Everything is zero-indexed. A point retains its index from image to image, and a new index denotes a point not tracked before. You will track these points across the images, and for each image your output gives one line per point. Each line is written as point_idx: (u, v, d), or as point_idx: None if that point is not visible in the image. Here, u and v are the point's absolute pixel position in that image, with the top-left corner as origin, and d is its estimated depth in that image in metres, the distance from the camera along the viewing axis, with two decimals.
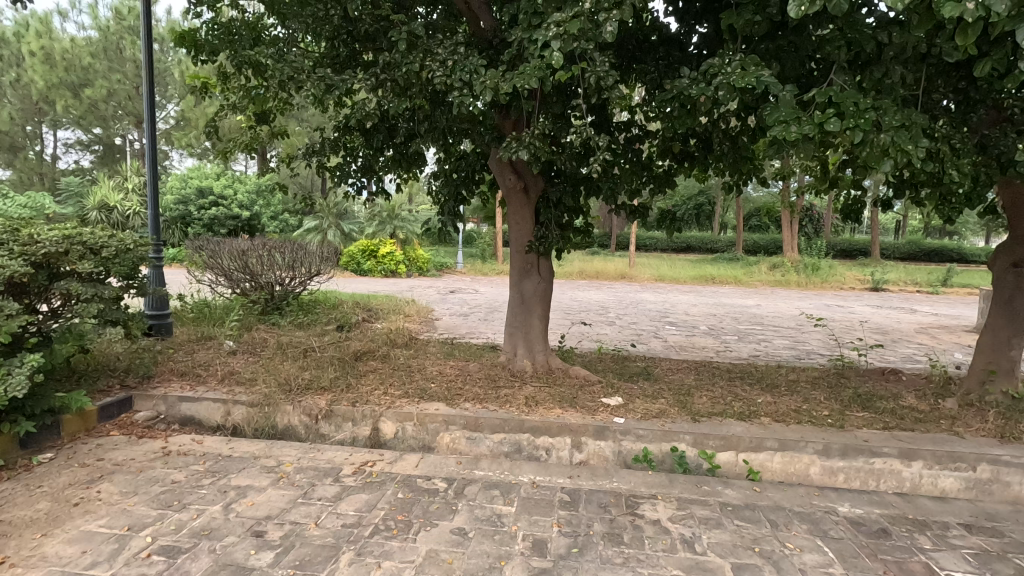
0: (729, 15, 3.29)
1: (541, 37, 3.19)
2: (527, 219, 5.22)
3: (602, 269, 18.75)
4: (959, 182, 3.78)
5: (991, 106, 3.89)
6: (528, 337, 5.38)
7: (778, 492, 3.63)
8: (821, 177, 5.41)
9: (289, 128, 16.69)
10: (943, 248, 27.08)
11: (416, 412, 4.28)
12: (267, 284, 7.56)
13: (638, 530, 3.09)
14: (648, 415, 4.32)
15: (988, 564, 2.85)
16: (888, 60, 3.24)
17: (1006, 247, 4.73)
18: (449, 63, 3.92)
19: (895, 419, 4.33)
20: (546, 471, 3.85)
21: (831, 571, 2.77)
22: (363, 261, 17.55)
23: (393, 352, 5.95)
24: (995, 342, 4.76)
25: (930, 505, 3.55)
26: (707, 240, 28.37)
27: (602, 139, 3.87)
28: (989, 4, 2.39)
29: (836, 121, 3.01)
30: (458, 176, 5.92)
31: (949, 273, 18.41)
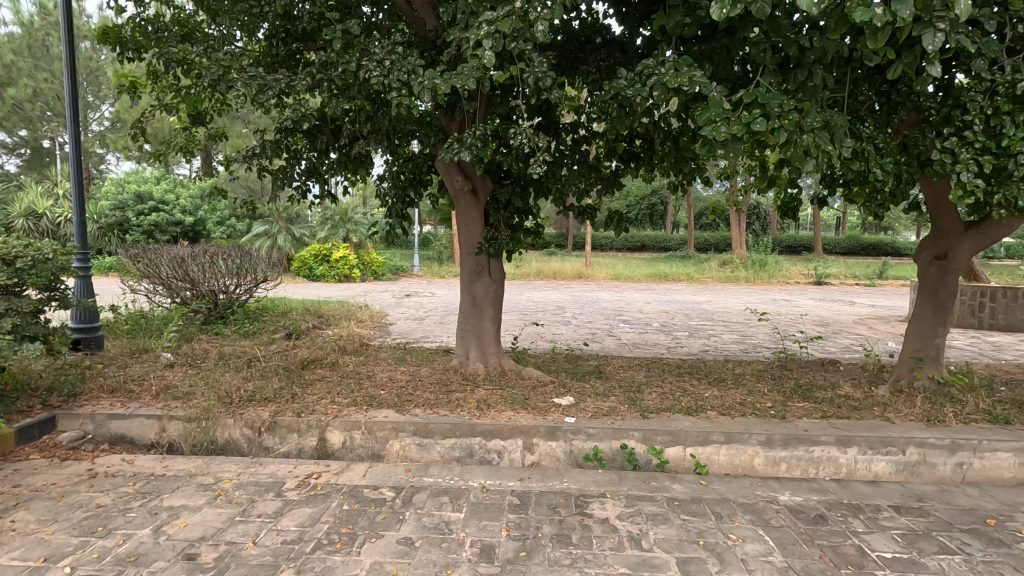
0: (661, 17, 3.35)
1: (473, 36, 3.15)
2: (476, 220, 5.18)
3: (560, 269, 18.95)
4: (884, 180, 3.97)
5: (912, 108, 4.10)
6: (480, 340, 5.35)
7: (723, 485, 3.72)
8: (762, 176, 5.59)
9: (233, 129, 16.10)
10: (879, 244, 28.54)
11: (364, 420, 4.17)
12: (209, 292, 7.26)
13: (586, 530, 3.10)
14: (599, 414, 4.34)
15: (915, 543, 2.99)
16: (811, 64, 3.36)
17: (929, 242, 5.01)
18: (386, 62, 3.81)
19: (832, 408, 4.51)
20: (496, 475, 3.83)
21: (771, 560, 2.84)
22: (315, 266, 17.24)
23: (342, 359, 5.80)
24: (922, 331, 5.03)
25: (864, 489, 3.71)
26: (660, 240, 29.11)
27: (542, 139, 3.87)
28: (895, 10, 2.51)
29: (762, 122, 3.11)
30: (406, 178, 5.79)
31: (884, 266, 19.38)
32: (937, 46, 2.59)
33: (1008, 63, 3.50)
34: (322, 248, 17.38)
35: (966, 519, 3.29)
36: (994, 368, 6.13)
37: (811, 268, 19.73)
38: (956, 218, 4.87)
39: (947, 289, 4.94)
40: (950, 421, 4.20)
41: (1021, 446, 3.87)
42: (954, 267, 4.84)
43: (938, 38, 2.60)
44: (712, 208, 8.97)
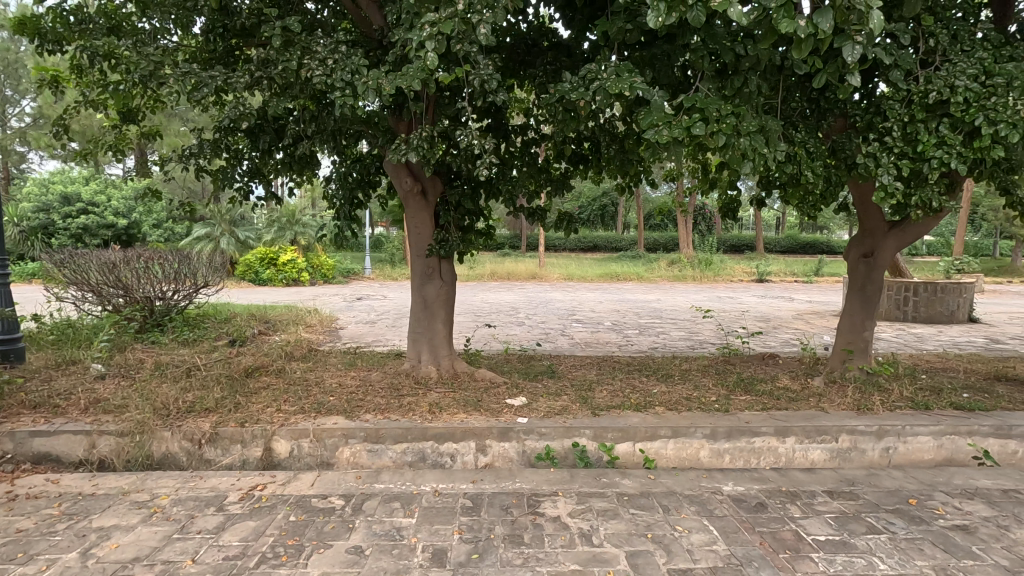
0: (604, 23, 3.42)
1: (416, 37, 3.12)
2: (426, 222, 5.13)
3: (513, 269, 19.05)
4: (815, 183, 4.19)
5: (839, 115, 4.35)
6: (433, 343, 5.30)
7: (671, 478, 3.83)
8: (704, 178, 5.80)
9: (169, 127, 15.38)
10: (815, 242, 30.10)
11: (312, 428, 4.06)
12: (143, 299, 6.88)
13: (538, 529, 3.13)
14: (551, 414, 4.38)
15: (846, 526, 3.17)
16: (745, 71, 3.50)
17: (858, 240, 5.32)
18: (328, 62, 3.72)
19: (772, 400, 4.72)
20: (449, 478, 3.81)
21: (715, 549, 2.94)
22: (261, 270, 16.73)
23: (289, 366, 5.62)
24: (853, 325, 5.34)
25: (801, 476, 3.90)
26: (612, 240, 29.73)
27: (488, 142, 3.88)
28: (817, 22, 2.67)
29: (701, 126, 3.22)
30: (354, 178, 5.66)
31: (820, 264, 20.46)
32: (855, 58, 2.76)
33: (921, 74, 3.77)
34: (269, 251, 16.86)
35: (891, 500, 3.52)
36: (917, 357, 6.58)
37: (753, 266, 20.60)
38: (880, 219, 5.19)
39: (872, 284, 5.27)
40: (878, 408, 4.47)
41: (939, 430, 4.16)
42: (879, 264, 5.15)
43: (856, 50, 2.77)
44: (659, 211, 9.21)
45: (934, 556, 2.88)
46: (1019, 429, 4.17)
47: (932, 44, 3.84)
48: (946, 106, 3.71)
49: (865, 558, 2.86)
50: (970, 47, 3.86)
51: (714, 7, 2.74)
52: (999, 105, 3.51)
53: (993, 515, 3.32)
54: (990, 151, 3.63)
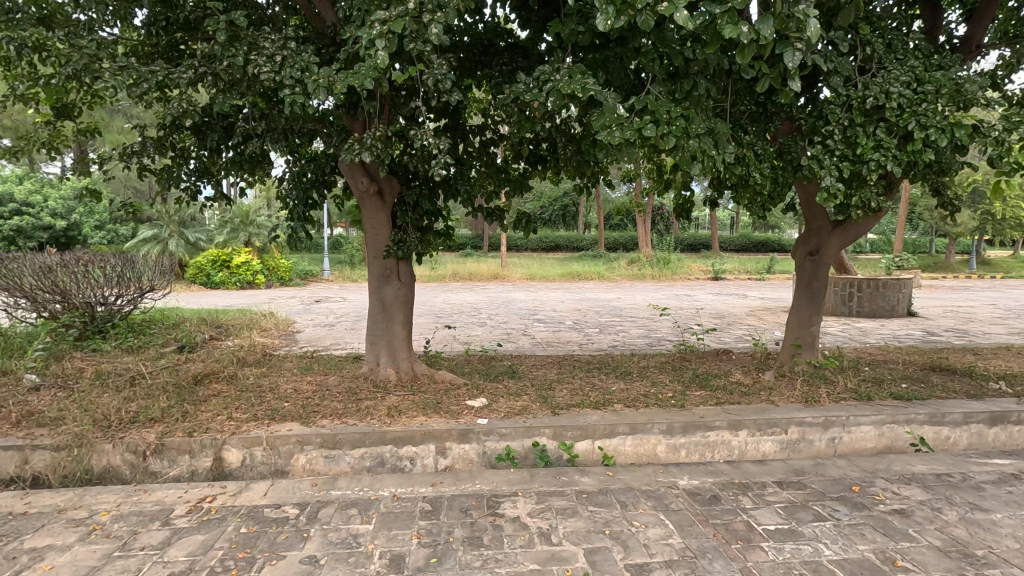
0: (557, 24, 3.45)
1: (366, 35, 3.07)
2: (383, 223, 5.05)
3: (475, 270, 19.01)
4: (763, 184, 4.34)
5: (785, 118, 4.52)
6: (391, 346, 5.22)
7: (629, 474, 3.89)
8: (659, 179, 5.92)
9: (111, 124, 14.68)
10: (767, 241, 31.21)
11: (265, 436, 3.93)
12: (83, 304, 6.54)
13: (498, 530, 3.13)
14: (511, 414, 4.38)
15: (794, 514, 3.29)
16: (695, 75, 3.58)
17: (804, 239, 5.54)
18: (277, 59, 3.61)
19: (726, 395, 4.86)
20: (408, 482, 3.76)
21: (671, 542, 3.01)
22: (213, 273, 16.15)
23: (242, 372, 5.44)
24: (800, 321, 5.56)
25: (753, 468, 4.03)
26: (573, 240, 30.05)
27: (443, 142, 3.85)
28: (759, 29, 2.75)
29: (652, 128, 3.29)
30: (308, 178, 5.52)
31: (772, 262, 21.23)
32: (795, 64, 2.87)
33: (859, 80, 3.95)
34: (221, 253, 16.30)
35: (836, 488, 3.67)
36: (861, 350, 6.90)
37: (709, 264, 21.18)
38: (824, 218, 5.42)
39: (818, 281, 5.50)
40: (824, 400, 4.66)
41: (880, 419, 4.36)
42: (823, 261, 5.38)
43: (796, 56, 2.87)
44: (618, 211, 9.34)
45: (875, 540, 3.02)
46: (951, 416, 4.43)
47: (868, 52, 4.04)
48: (882, 111, 3.90)
49: (812, 545, 2.97)
50: (903, 55, 4.08)
51: (662, 12, 2.80)
52: (929, 112, 3.71)
53: (928, 498, 3.51)
54: (922, 154, 3.84)
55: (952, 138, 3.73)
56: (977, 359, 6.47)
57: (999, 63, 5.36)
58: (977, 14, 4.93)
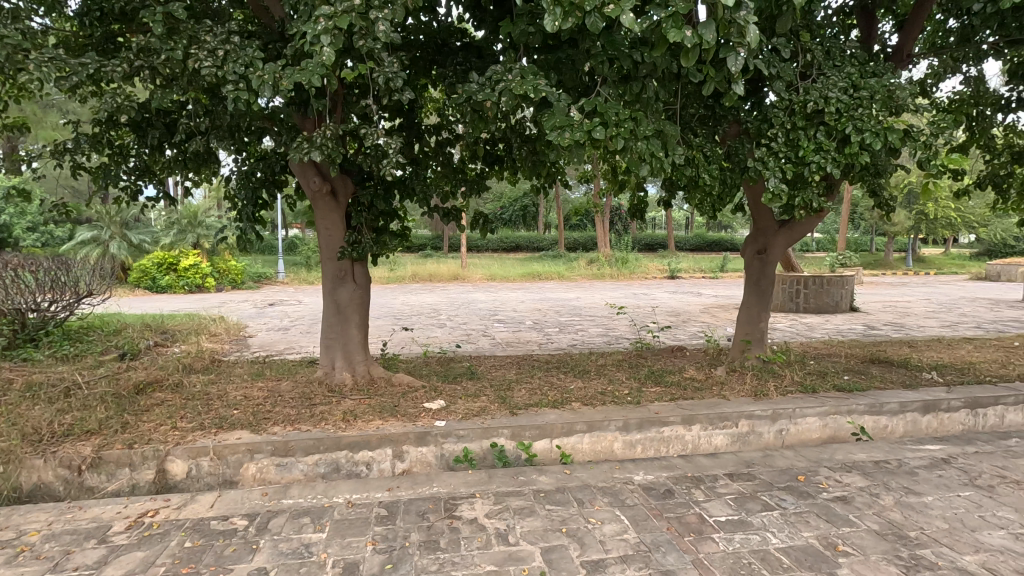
0: (507, 24, 3.45)
1: (310, 31, 2.99)
2: (336, 224, 4.93)
3: (435, 271, 18.84)
4: (712, 185, 4.46)
5: (732, 121, 4.65)
6: (347, 349, 5.11)
7: (586, 472, 3.93)
8: (614, 180, 6.00)
9: (45, 120, 13.87)
10: (721, 240, 32.16)
11: (212, 445, 3.78)
12: (12, 311, 6.14)
13: (455, 533, 3.10)
14: (469, 415, 4.35)
15: (744, 505, 3.40)
16: (644, 78, 3.65)
17: (752, 238, 5.73)
18: (219, 53, 3.47)
19: (680, 391, 4.97)
20: (363, 488, 3.69)
21: (626, 537, 3.05)
22: (159, 276, 15.45)
23: (188, 379, 5.21)
24: (749, 317, 5.76)
25: (705, 462, 4.14)
26: (533, 240, 30.20)
27: (395, 141, 3.79)
28: (702, 34, 2.83)
29: (601, 130, 3.34)
30: (258, 177, 5.33)
31: (724, 261, 21.87)
32: (738, 68, 2.95)
33: (800, 85, 4.12)
34: (167, 255, 15.62)
35: (784, 478, 3.81)
36: (807, 345, 7.18)
37: (666, 263, 21.64)
38: (771, 218, 5.62)
39: (766, 279, 5.71)
40: (772, 393, 4.82)
41: (824, 410, 4.55)
42: (770, 260, 5.58)
43: (739, 60, 2.96)
44: (576, 212, 9.43)
45: (819, 527, 3.15)
46: (889, 406, 4.66)
47: (808, 59, 4.22)
48: (821, 115, 4.06)
49: (760, 534, 3.07)
50: (840, 62, 4.27)
51: (610, 14, 2.84)
52: (865, 116, 3.89)
53: (867, 485, 3.69)
54: (858, 157, 4.03)
55: (885, 142, 3.92)
56: (912, 351, 6.83)
57: (928, 72, 5.68)
58: (908, 25, 5.20)
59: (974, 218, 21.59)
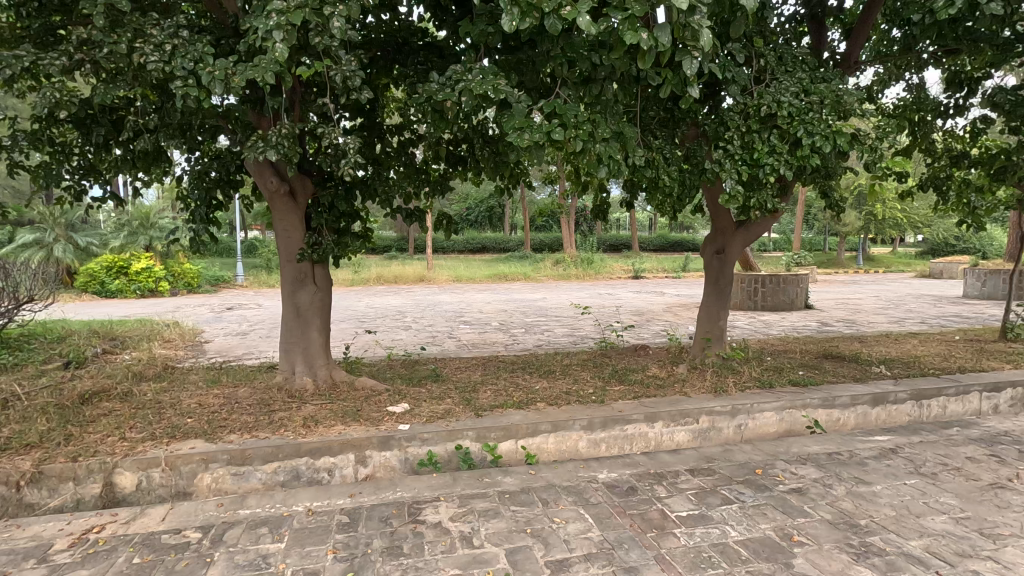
0: (467, 24, 3.43)
1: (262, 26, 2.91)
2: (296, 225, 4.81)
3: (400, 272, 18.64)
4: (672, 186, 4.54)
5: (691, 124, 4.76)
6: (307, 353, 4.99)
7: (550, 472, 3.95)
8: (578, 181, 6.05)
9: None
10: (683, 240, 32.87)
11: (163, 456, 3.63)
12: None
13: (419, 537, 3.06)
14: (433, 418, 4.31)
15: (704, 500, 3.47)
16: (603, 80, 3.69)
17: (711, 238, 5.87)
18: (166, 48, 3.34)
19: (643, 389, 5.04)
20: (324, 496, 3.61)
21: (590, 535, 3.07)
22: (108, 280, 14.80)
23: (139, 388, 4.99)
24: (709, 315, 5.89)
25: (667, 458, 4.21)
26: (499, 241, 30.21)
27: (354, 141, 3.72)
28: (657, 36, 2.88)
29: (561, 131, 3.36)
30: (212, 177, 5.15)
31: (686, 260, 22.36)
32: (693, 71, 3.02)
33: (754, 89, 4.24)
34: (117, 259, 14.98)
35: (742, 472, 3.91)
36: (765, 342, 7.40)
37: (630, 264, 21.98)
38: (728, 218, 5.77)
39: (725, 278, 5.86)
40: (731, 390, 4.94)
41: (781, 405, 4.69)
42: (728, 259, 5.73)
43: (694, 64, 3.02)
44: (540, 213, 9.44)
45: (775, 518, 3.24)
46: (841, 399, 4.84)
47: (762, 64, 4.36)
48: (774, 119, 4.18)
49: (720, 528, 3.14)
50: (792, 68, 4.42)
51: (567, 15, 2.86)
52: (815, 120, 4.04)
53: (820, 476, 3.82)
54: (809, 159, 4.17)
55: (833, 145, 4.08)
56: (862, 346, 7.13)
57: (874, 79, 5.94)
58: (854, 34, 5.43)
59: (918, 218, 22.73)
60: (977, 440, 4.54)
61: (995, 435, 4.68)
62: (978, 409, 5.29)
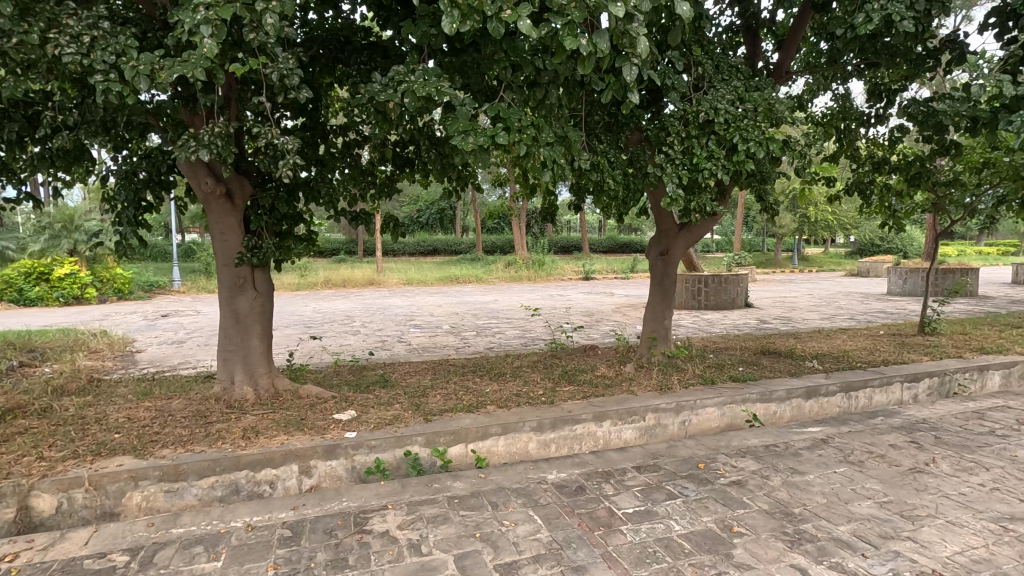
0: (409, 25, 3.39)
1: (187, 19, 2.77)
2: (234, 228, 4.60)
3: (349, 276, 18.24)
4: (617, 190, 4.64)
5: (635, 128, 4.87)
6: (247, 361, 4.79)
7: (501, 475, 3.95)
8: (526, 184, 6.08)
9: None
10: (631, 242, 33.70)
11: (87, 475, 3.39)
12: None
13: (364, 548, 2.98)
14: (381, 424, 4.21)
15: (650, 496, 3.55)
16: (547, 84, 3.73)
17: (655, 240, 6.03)
18: (84, 40, 3.13)
19: (591, 389, 5.11)
20: (265, 509, 3.47)
21: (539, 537, 3.09)
22: (28, 287, 13.76)
23: (60, 403, 4.65)
24: (655, 315, 6.05)
25: (615, 456, 4.29)
26: (451, 243, 30.05)
27: (291, 141, 3.59)
28: (596, 42, 2.94)
29: (505, 135, 3.37)
30: (141, 178, 4.87)
31: (635, 261, 22.92)
32: (633, 77, 3.08)
33: (693, 96, 4.39)
34: (38, 263, 13.95)
35: (686, 467, 4.03)
36: (708, 340, 7.67)
37: (581, 265, 22.31)
38: (671, 221, 5.93)
39: (669, 279, 6.03)
40: (676, 387, 5.09)
41: (722, 401, 4.86)
42: (672, 260, 5.90)
43: (632, 70, 3.09)
44: (490, 215, 9.44)
45: (716, 511, 3.36)
46: (777, 393, 5.07)
47: (700, 72, 4.52)
48: (712, 125, 4.34)
49: (664, 523, 3.21)
50: (728, 76, 4.61)
51: (509, 19, 2.87)
52: (749, 127, 4.22)
53: (758, 468, 3.98)
54: (745, 165, 4.35)
55: (766, 150, 4.29)
56: (797, 342, 7.50)
57: (804, 88, 6.27)
58: (786, 45, 5.72)
59: (847, 220, 24.18)
60: (898, 428, 4.86)
61: (914, 423, 5.02)
62: (900, 399, 5.66)
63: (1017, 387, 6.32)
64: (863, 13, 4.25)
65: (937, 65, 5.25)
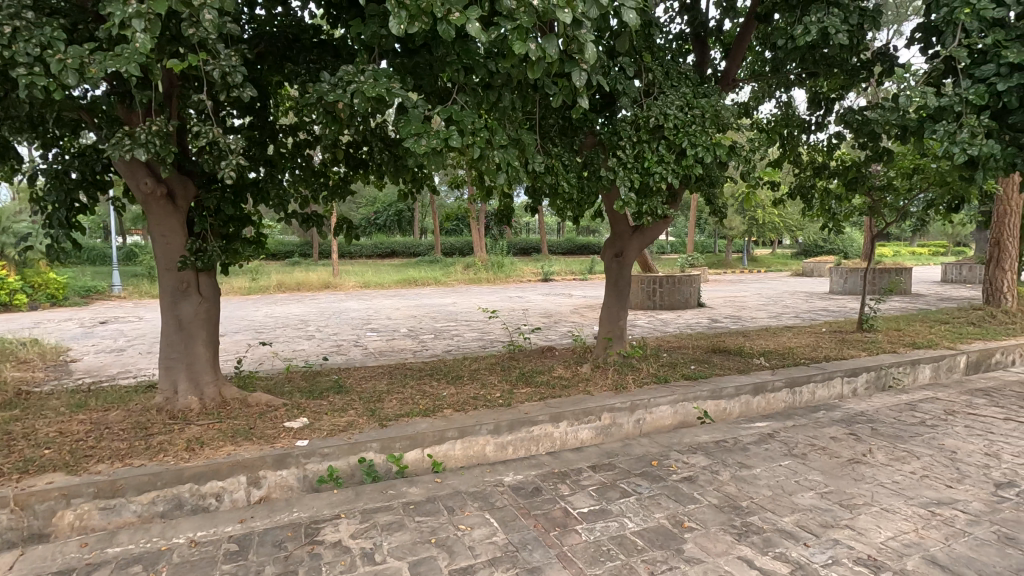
0: (358, 25, 3.34)
1: (118, 13, 2.63)
2: (176, 230, 4.41)
3: (303, 280, 17.77)
4: (571, 192, 4.69)
5: (588, 132, 4.94)
6: (192, 370, 4.58)
7: (457, 479, 3.92)
8: (482, 186, 6.07)
9: None
10: (588, 244, 34.21)
11: (12, 494, 3.17)
12: None
13: (315, 559, 2.91)
14: (335, 432, 4.12)
15: (605, 495, 3.60)
16: (500, 87, 3.73)
17: (610, 242, 6.14)
18: (4, 29, 2.92)
19: (548, 390, 5.14)
20: (210, 523, 3.34)
21: (494, 540, 3.08)
22: None
23: None
24: (610, 316, 6.15)
25: (571, 457, 4.33)
26: (409, 245, 29.72)
27: (234, 141, 3.46)
28: (545, 47, 2.97)
29: (458, 138, 3.35)
30: (73, 177, 4.59)
31: (592, 263, 23.26)
32: (582, 83, 3.13)
33: (644, 102, 4.50)
34: None
35: (640, 464, 4.11)
36: (662, 339, 7.85)
37: (540, 267, 22.48)
38: (625, 223, 6.05)
39: (624, 279, 6.15)
40: (630, 386, 5.18)
41: (674, 399, 4.98)
42: (626, 262, 6.02)
43: (582, 75, 3.14)
44: (447, 217, 9.38)
45: (668, 507, 3.43)
46: (727, 390, 5.23)
47: (651, 78, 4.64)
48: (662, 130, 4.45)
49: (618, 521, 3.26)
50: (677, 83, 4.74)
51: (459, 23, 2.87)
52: (697, 132, 4.35)
53: (709, 463, 4.10)
54: (694, 169, 4.47)
55: (713, 155, 4.43)
56: (746, 340, 7.77)
57: (750, 95, 6.51)
58: (732, 53, 5.94)
59: (793, 222, 25.27)
60: (839, 421, 5.10)
61: (853, 416, 5.28)
62: (841, 392, 5.94)
63: (945, 379, 6.74)
64: (802, 26, 4.45)
65: (870, 76, 5.56)
